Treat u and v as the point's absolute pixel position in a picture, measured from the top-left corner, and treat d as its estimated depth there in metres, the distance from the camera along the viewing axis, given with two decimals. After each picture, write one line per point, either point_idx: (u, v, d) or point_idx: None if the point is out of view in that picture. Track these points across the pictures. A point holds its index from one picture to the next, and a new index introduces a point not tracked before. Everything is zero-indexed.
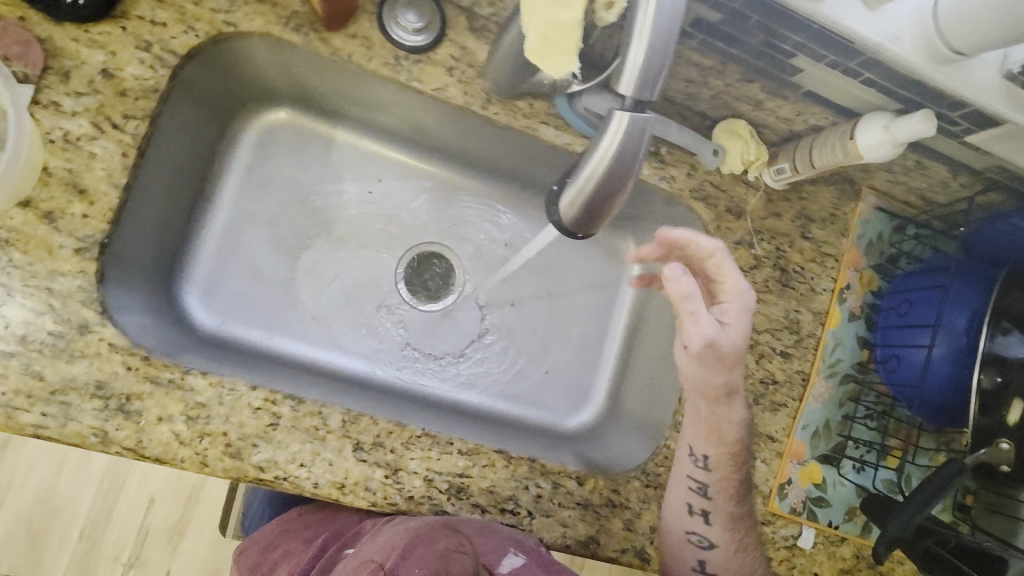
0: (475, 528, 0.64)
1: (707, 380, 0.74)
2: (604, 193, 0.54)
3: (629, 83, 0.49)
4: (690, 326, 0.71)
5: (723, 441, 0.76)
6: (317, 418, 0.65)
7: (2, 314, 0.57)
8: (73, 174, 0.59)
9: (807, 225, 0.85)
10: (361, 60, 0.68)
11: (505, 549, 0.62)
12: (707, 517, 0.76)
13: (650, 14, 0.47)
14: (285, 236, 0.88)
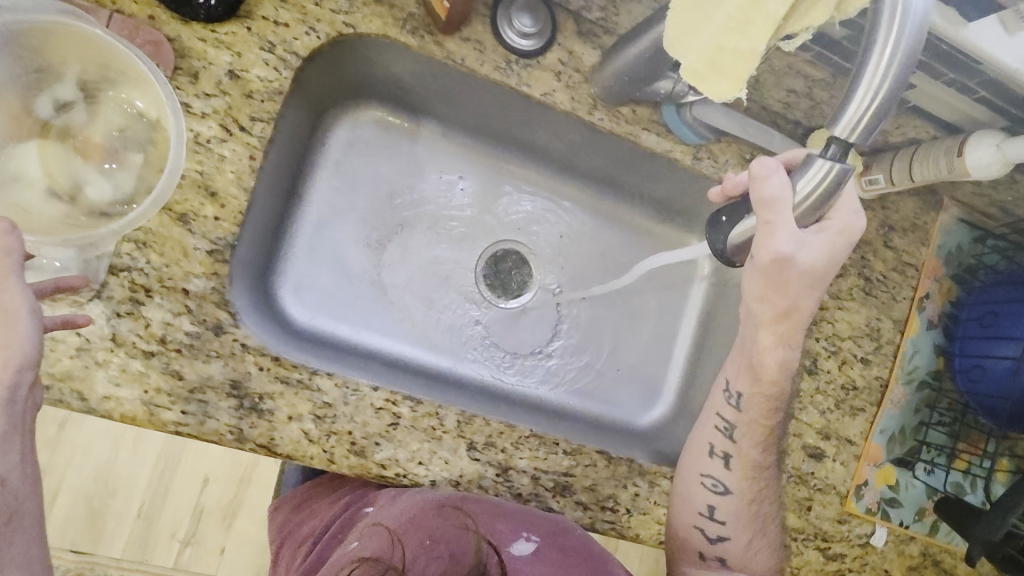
0: (486, 508, 0.66)
1: (767, 296, 0.66)
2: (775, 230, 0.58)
3: (850, 129, 0.46)
4: (767, 233, 0.58)
5: (759, 381, 0.73)
6: (433, 418, 0.67)
7: (142, 313, 0.57)
8: (205, 177, 0.58)
9: (890, 235, 0.86)
10: (473, 63, 0.65)
11: (517, 533, 0.65)
12: (728, 461, 0.76)
13: (892, 47, 0.43)
14: (375, 233, 0.88)
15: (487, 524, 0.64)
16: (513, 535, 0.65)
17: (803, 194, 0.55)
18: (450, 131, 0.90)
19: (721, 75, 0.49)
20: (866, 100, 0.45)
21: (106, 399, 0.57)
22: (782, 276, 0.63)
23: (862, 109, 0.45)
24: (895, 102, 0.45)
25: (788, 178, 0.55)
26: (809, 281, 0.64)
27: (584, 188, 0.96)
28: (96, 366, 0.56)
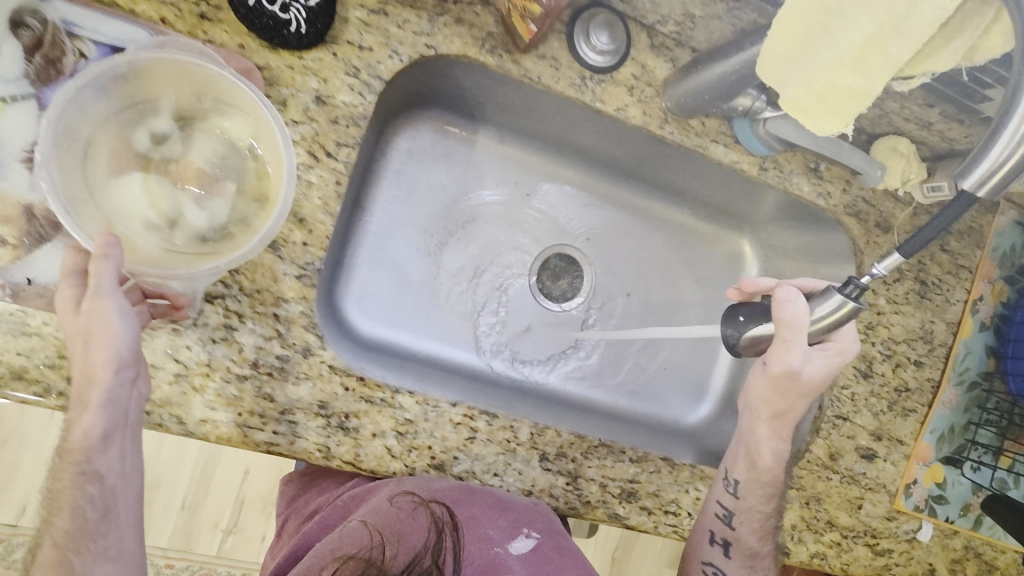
0: (490, 504, 0.66)
1: (768, 399, 0.73)
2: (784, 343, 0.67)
3: (982, 179, 0.48)
4: (779, 349, 0.68)
5: (757, 469, 0.75)
6: (509, 431, 0.69)
7: (235, 339, 0.60)
8: (294, 203, 0.61)
9: (946, 238, 0.87)
10: (549, 81, 0.69)
11: (517, 531, 0.65)
12: (727, 548, 0.76)
13: None
14: (433, 241, 0.88)
15: (489, 520, 0.65)
16: (513, 533, 0.65)
17: (819, 323, 0.65)
18: (505, 138, 0.90)
19: (828, 111, 0.53)
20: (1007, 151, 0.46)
21: (203, 422, 0.59)
22: (788, 385, 0.71)
23: (1000, 160, 0.47)
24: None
25: (806, 306, 0.65)
26: (808, 392, 0.72)
27: (636, 191, 0.96)
28: (193, 392, 0.59)
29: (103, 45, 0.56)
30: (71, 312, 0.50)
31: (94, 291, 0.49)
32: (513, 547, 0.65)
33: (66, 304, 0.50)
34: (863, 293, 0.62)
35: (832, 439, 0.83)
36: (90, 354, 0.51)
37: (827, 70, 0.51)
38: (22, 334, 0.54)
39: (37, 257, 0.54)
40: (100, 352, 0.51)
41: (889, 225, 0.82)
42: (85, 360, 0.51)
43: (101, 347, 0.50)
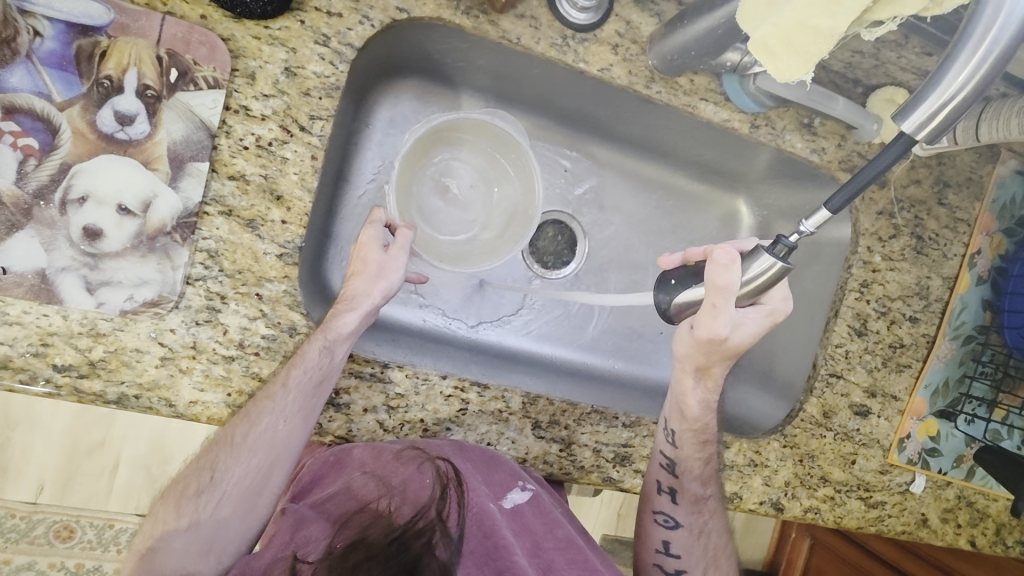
0: (483, 461, 0.67)
1: (690, 353, 0.69)
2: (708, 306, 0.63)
3: (923, 125, 0.46)
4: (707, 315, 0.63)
5: (686, 418, 0.72)
6: (500, 402, 0.70)
7: (219, 320, 0.59)
8: (269, 181, 0.60)
9: (944, 192, 0.85)
10: (529, 42, 0.65)
11: (513, 483, 0.67)
12: (674, 496, 0.73)
13: (990, 57, 0.43)
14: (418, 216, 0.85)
15: (481, 474, 0.66)
16: (509, 484, 0.67)
17: (750, 283, 0.61)
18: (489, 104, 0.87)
19: (792, 55, 0.53)
20: (961, 87, 0.44)
21: (192, 403, 0.59)
22: (713, 349, 0.67)
23: (945, 99, 0.45)
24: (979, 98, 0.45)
25: (739, 270, 0.61)
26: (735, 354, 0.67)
27: (627, 154, 0.94)
28: (180, 374, 0.59)
29: (59, 22, 0.52)
30: (377, 250, 0.66)
31: (400, 245, 0.67)
32: (507, 498, 0.67)
33: (371, 247, 0.66)
34: (792, 252, 0.59)
35: (825, 397, 0.84)
36: (377, 279, 0.65)
37: (797, 13, 0.51)
38: (4, 324, 0.54)
39: (9, 245, 0.53)
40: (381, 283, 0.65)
41: (885, 181, 0.82)
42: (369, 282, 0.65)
43: (385, 278, 0.65)
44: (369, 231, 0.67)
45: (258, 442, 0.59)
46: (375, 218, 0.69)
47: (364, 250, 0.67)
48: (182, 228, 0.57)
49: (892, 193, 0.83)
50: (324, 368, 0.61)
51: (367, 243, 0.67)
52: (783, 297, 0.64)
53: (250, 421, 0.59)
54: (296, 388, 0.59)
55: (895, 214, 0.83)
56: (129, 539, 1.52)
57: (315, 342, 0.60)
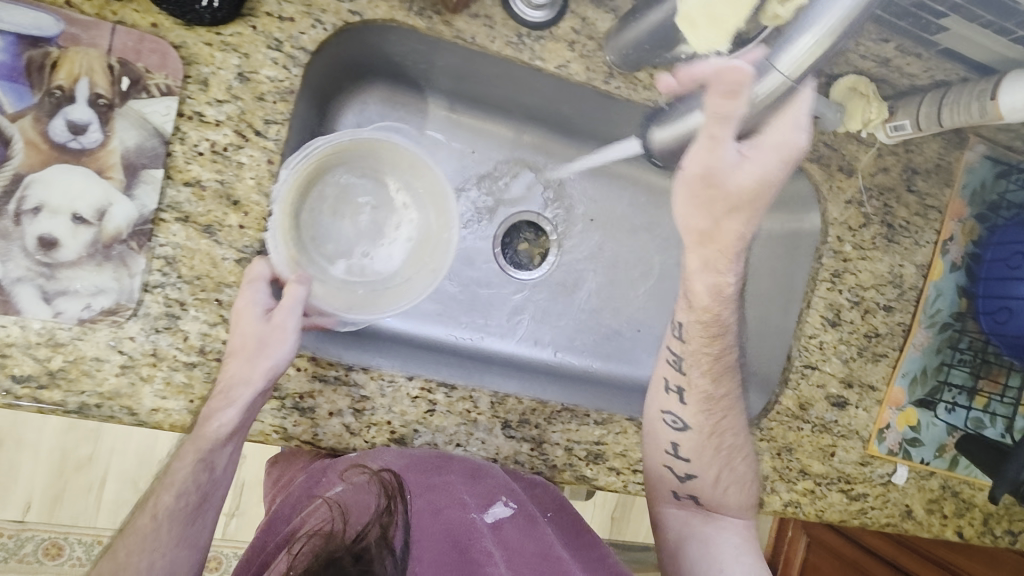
0: (466, 470, 0.66)
1: (688, 217, 0.65)
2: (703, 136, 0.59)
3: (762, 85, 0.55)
4: (704, 150, 0.59)
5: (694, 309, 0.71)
6: (468, 402, 0.69)
7: (179, 327, 0.59)
8: (226, 186, 0.60)
9: (913, 178, 0.84)
10: (484, 40, 0.66)
11: (495, 497, 0.66)
12: (682, 394, 0.74)
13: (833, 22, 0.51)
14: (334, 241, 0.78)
15: (466, 484, 0.66)
16: (492, 498, 0.65)
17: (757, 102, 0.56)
18: (457, 106, 0.88)
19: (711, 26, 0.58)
20: (793, 60, 0.53)
21: (155, 411, 0.59)
22: (711, 197, 0.61)
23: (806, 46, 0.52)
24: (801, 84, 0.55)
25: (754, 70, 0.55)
26: (742, 205, 0.61)
27: (598, 151, 0.95)
28: (141, 381, 0.59)
29: (9, 34, 0.53)
30: (257, 321, 0.59)
31: (286, 310, 0.61)
32: (490, 513, 0.65)
33: (248, 317, 0.59)
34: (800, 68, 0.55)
35: (801, 389, 0.83)
36: (257, 361, 0.58)
37: None
38: None
39: None
40: (264, 360, 0.58)
41: (852, 169, 0.81)
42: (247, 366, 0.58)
43: (270, 358, 0.59)
44: (245, 297, 0.59)
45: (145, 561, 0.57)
46: (252, 274, 0.60)
47: (241, 321, 0.59)
48: (138, 235, 0.57)
49: (861, 181, 0.82)
50: (202, 482, 0.61)
51: (246, 309, 0.59)
52: (795, 125, 0.58)
53: (119, 565, 0.58)
54: (168, 515, 0.59)
55: (865, 203, 0.83)
56: None
57: (189, 457, 0.59)
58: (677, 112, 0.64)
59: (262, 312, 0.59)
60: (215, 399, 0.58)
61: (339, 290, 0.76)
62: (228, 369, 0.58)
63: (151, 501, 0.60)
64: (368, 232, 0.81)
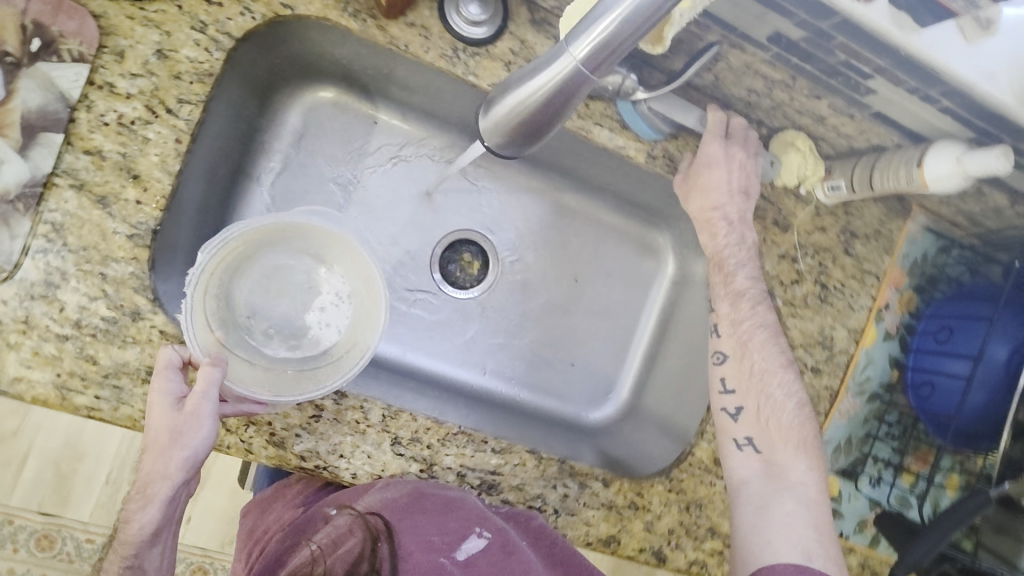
0: (442, 503, 0.64)
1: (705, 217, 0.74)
2: (537, 117, 0.53)
3: (548, 74, 0.50)
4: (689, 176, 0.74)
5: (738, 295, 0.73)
6: (359, 412, 0.67)
7: (56, 297, 0.57)
8: (127, 159, 0.59)
9: (851, 242, 0.83)
10: (418, 50, 0.66)
11: (468, 531, 0.63)
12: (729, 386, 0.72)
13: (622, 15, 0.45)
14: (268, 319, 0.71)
15: (441, 519, 0.63)
16: (463, 534, 0.62)
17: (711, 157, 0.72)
18: (408, 116, 0.88)
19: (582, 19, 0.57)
20: (582, 48, 0.48)
21: (16, 380, 0.57)
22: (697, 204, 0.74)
23: (602, 33, 0.46)
24: (593, 77, 0.50)
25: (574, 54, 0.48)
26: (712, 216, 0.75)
27: (547, 178, 0.94)
28: (7, 348, 0.56)
29: None
30: (168, 412, 0.55)
31: (197, 396, 0.56)
32: (461, 549, 0.63)
33: (160, 407, 0.56)
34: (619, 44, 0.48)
35: (717, 442, 0.81)
36: (170, 452, 0.55)
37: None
38: None
39: None
40: (178, 451, 0.55)
41: (788, 224, 0.80)
42: (163, 456, 0.55)
43: (185, 447, 0.55)
44: (155, 385, 0.56)
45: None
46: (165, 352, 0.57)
47: (152, 412, 0.56)
48: (26, 197, 0.56)
49: (796, 238, 0.81)
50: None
51: (156, 399, 0.56)
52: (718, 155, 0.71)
53: None
54: None
55: (799, 259, 0.81)
56: (27, 538, 1.44)
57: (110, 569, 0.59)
58: (498, 92, 0.54)
59: (174, 402, 0.56)
60: (140, 488, 0.56)
61: (266, 371, 0.67)
62: (145, 462, 0.56)
63: None
64: (305, 312, 0.72)
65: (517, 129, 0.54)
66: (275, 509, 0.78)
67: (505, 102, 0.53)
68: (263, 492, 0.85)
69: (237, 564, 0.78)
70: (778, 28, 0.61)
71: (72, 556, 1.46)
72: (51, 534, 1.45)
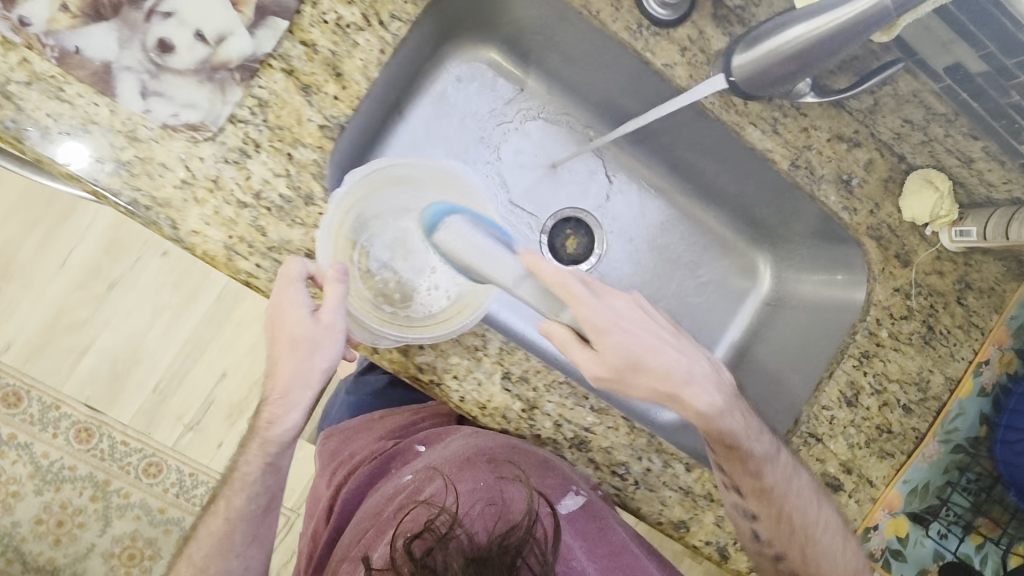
0: (538, 462, 0.71)
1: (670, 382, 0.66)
2: (802, 57, 0.60)
3: (847, 8, 0.55)
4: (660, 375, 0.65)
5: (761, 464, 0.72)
6: (479, 339, 0.69)
7: (246, 165, 0.61)
8: (335, 58, 0.63)
9: (964, 292, 0.84)
10: (607, 18, 0.70)
11: (566, 490, 0.72)
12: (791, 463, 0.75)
13: None
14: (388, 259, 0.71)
15: (537, 476, 0.70)
16: (562, 491, 0.71)
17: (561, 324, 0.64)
18: (554, 90, 0.93)
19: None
20: None
21: (194, 233, 0.61)
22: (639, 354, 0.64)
23: None
24: (886, 18, 0.55)
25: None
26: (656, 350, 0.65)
27: (667, 176, 0.98)
28: (193, 202, 0.61)
29: None
30: (303, 323, 0.60)
31: (332, 310, 0.60)
32: (562, 504, 0.72)
33: (294, 317, 0.60)
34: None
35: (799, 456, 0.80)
36: (310, 360, 0.61)
37: None
38: (56, 98, 0.57)
39: (90, 32, 0.57)
40: (317, 359, 0.61)
41: (908, 260, 0.82)
42: (303, 364, 0.62)
43: (322, 359, 0.61)
44: (288, 293, 0.60)
45: (219, 567, 0.72)
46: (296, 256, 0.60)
47: (286, 322, 0.60)
48: (243, 70, 0.60)
49: (913, 275, 0.82)
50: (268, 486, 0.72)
51: (291, 308, 0.60)
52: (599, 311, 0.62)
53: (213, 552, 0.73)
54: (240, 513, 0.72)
55: (912, 296, 0.82)
56: (68, 427, 1.47)
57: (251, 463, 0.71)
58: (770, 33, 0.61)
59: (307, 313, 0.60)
60: (278, 389, 0.64)
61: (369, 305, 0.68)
62: (283, 364, 0.62)
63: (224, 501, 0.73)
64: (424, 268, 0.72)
65: (774, 69, 0.62)
66: (362, 439, 0.89)
67: (774, 42, 0.61)
68: (348, 422, 0.96)
69: (319, 477, 0.92)
70: (960, 59, 0.66)
71: (104, 454, 1.48)
72: (91, 428, 1.48)
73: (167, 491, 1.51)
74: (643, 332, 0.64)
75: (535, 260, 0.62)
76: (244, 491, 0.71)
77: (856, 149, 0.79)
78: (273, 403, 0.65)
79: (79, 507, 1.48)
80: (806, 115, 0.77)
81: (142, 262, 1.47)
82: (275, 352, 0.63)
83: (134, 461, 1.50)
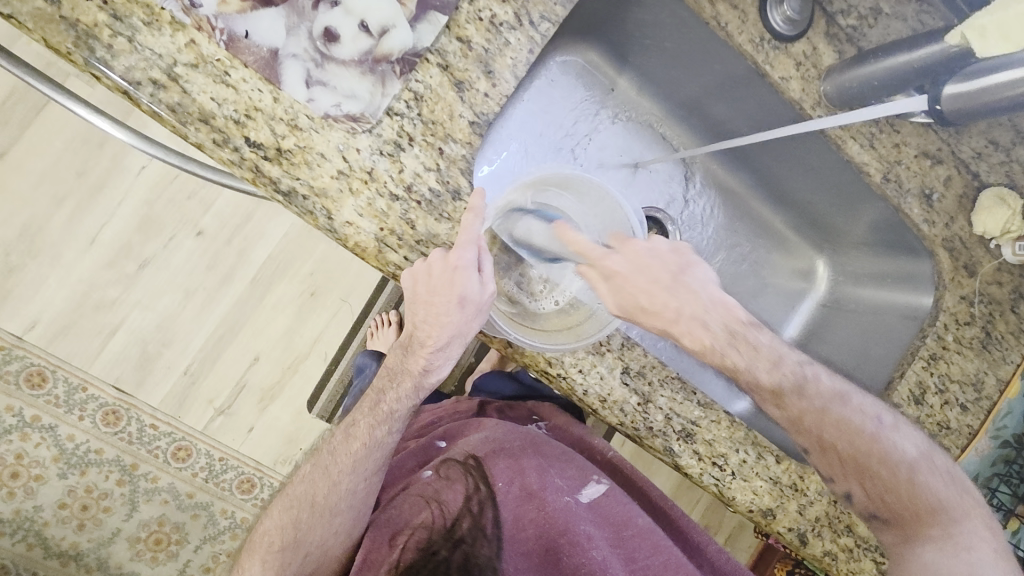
0: (557, 453, 0.84)
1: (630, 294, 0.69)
2: (1001, 99, 0.61)
3: None
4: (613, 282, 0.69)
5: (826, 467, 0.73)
6: (603, 334, 0.73)
7: (399, 158, 0.62)
8: (487, 55, 0.64)
9: (1018, 301, 0.90)
10: (734, 30, 0.76)
11: (587, 479, 0.81)
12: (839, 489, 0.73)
13: None
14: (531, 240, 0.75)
15: (557, 466, 0.81)
16: (582, 481, 0.81)
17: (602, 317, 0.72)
18: (643, 91, 0.94)
19: (999, 37, 0.59)
20: None
21: (348, 224, 0.61)
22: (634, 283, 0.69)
23: None
24: None
25: None
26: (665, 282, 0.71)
27: (742, 180, 1.01)
28: (348, 193, 0.61)
29: None
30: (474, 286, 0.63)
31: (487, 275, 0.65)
32: (585, 493, 0.80)
33: (466, 279, 0.63)
34: None
35: None
36: (469, 319, 0.66)
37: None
38: (221, 83, 0.56)
39: (259, 17, 0.56)
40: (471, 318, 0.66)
41: (975, 271, 0.88)
42: (462, 322, 0.66)
43: (477, 318, 0.66)
44: (458, 254, 0.61)
45: (348, 482, 0.75)
46: (474, 206, 0.61)
47: (456, 282, 0.62)
48: (403, 63, 0.61)
49: (978, 284, 0.88)
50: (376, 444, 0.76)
51: (463, 269, 0.62)
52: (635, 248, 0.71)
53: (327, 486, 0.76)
54: (355, 463, 0.76)
55: (975, 304, 0.88)
56: (95, 409, 1.41)
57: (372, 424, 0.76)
58: (976, 68, 0.62)
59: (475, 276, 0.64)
60: (439, 338, 0.68)
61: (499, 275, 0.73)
62: (447, 317, 0.65)
63: (363, 434, 0.76)
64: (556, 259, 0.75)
65: (970, 106, 0.63)
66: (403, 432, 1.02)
67: (974, 81, 0.62)
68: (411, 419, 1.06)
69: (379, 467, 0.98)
70: None
71: (132, 438, 1.43)
72: (119, 411, 1.42)
73: (197, 475, 1.47)
74: (639, 275, 0.70)
75: (567, 235, 0.69)
76: (387, 423, 0.75)
77: (938, 165, 0.86)
78: (431, 354, 0.69)
79: (105, 490, 1.44)
80: (897, 132, 0.85)
81: (176, 241, 1.40)
82: (420, 306, 0.64)
83: (163, 445, 1.45)
